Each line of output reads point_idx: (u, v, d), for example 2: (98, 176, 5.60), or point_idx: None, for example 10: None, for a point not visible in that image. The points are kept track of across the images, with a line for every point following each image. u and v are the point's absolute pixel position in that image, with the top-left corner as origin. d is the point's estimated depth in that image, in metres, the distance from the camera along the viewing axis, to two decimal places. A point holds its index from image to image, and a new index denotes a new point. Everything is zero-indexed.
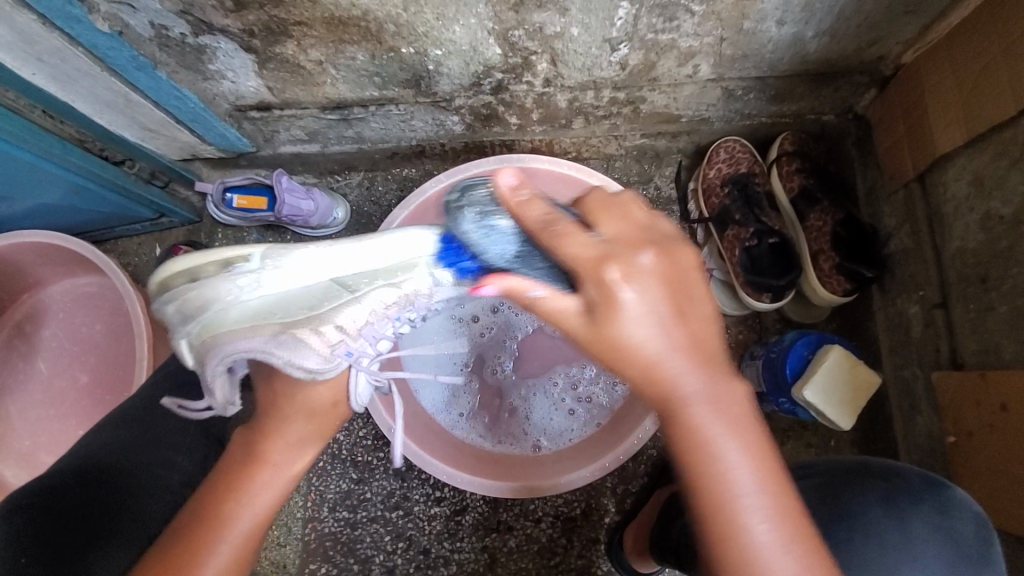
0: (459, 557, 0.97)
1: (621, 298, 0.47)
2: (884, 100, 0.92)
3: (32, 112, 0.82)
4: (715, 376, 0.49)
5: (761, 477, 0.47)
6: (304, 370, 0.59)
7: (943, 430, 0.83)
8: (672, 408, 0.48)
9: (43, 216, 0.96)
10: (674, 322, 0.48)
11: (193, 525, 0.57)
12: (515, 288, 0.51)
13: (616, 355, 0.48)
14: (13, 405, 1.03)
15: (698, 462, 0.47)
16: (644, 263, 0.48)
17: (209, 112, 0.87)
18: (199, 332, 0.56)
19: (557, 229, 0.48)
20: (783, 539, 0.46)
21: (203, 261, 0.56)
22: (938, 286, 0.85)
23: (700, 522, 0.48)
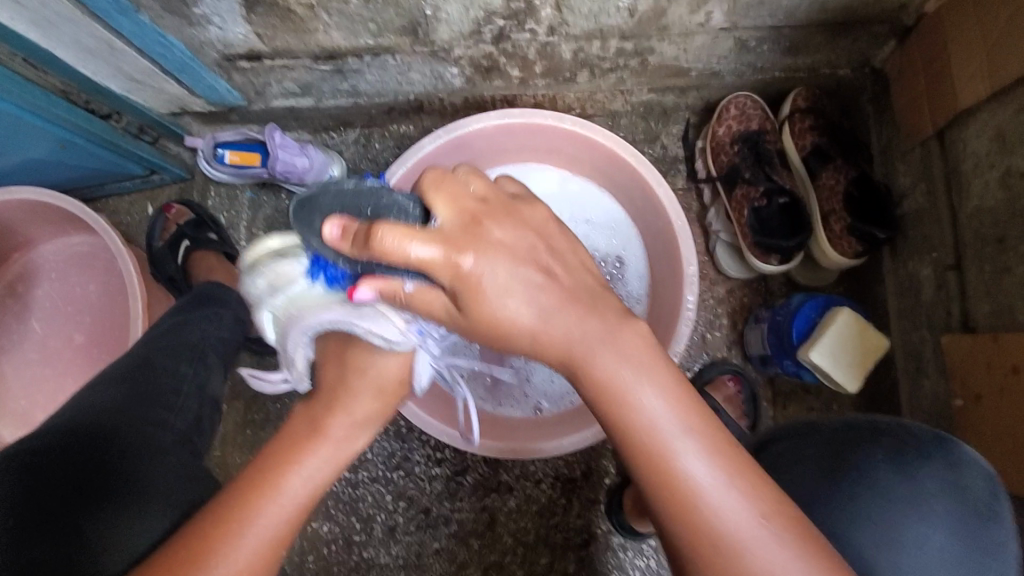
0: (459, 516, 0.98)
1: (474, 274, 0.49)
2: (905, 53, 0.88)
3: (13, 61, 0.78)
4: (611, 319, 0.52)
5: (676, 408, 0.50)
6: (384, 340, 0.57)
7: (950, 392, 0.82)
8: (581, 368, 0.51)
9: (28, 172, 0.93)
10: (544, 283, 0.51)
11: (245, 492, 0.53)
12: (387, 286, 0.51)
13: (501, 331, 0.51)
14: (10, 364, 1.02)
15: (609, 412, 0.51)
16: (495, 237, 0.50)
17: (197, 62, 0.83)
18: (283, 305, 0.59)
19: (371, 232, 0.46)
20: (715, 470, 0.48)
21: (284, 242, 0.61)
22: (953, 247, 0.83)
23: (640, 476, 0.50)
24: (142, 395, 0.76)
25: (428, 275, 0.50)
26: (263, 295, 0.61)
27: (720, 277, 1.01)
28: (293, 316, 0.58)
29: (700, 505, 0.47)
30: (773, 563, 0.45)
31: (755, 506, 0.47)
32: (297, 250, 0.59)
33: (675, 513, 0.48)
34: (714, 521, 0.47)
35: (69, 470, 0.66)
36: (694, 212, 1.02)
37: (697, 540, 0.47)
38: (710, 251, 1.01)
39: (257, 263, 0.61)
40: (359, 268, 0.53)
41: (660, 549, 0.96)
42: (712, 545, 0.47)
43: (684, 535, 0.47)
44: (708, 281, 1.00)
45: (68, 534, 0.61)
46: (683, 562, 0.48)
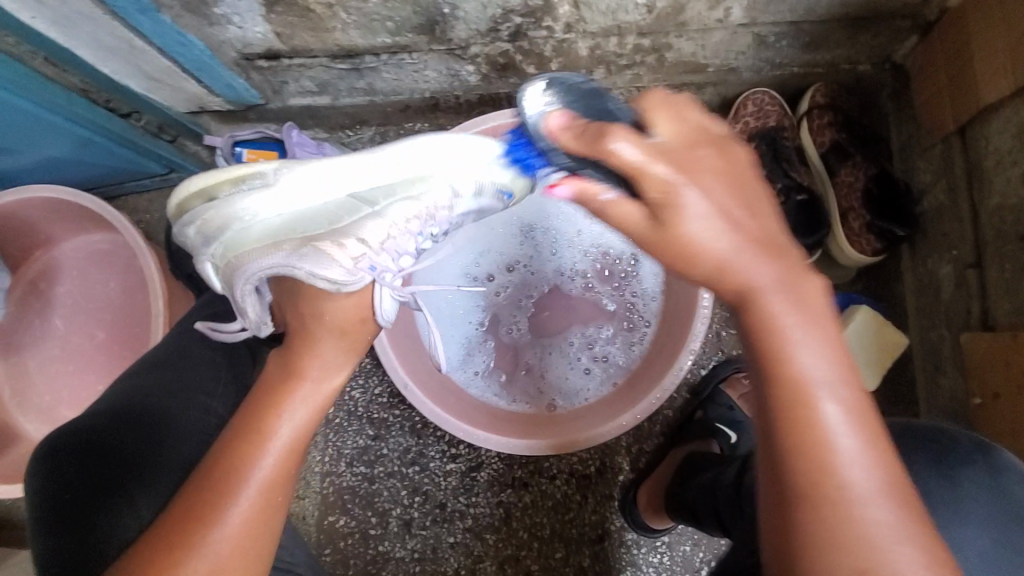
0: (474, 511, 0.99)
1: (683, 202, 0.46)
2: (927, 48, 0.86)
3: (34, 59, 0.79)
4: (790, 263, 0.47)
5: (835, 358, 0.45)
6: (329, 282, 0.55)
7: (968, 391, 0.82)
8: (755, 302, 0.46)
9: (49, 168, 0.95)
10: (726, 215, 0.47)
11: (231, 451, 0.53)
12: (586, 189, 0.48)
13: (680, 253, 0.47)
14: (33, 360, 1.04)
15: (764, 335, 0.46)
16: (703, 156, 0.47)
17: (215, 60, 0.83)
18: (224, 252, 0.58)
19: (605, 134, 0.45)
20: (852, 425, 0.44)
21: (214, 179, 0.59)
22: (973, 245, 0.82)
23: (769, 405, 0.46)
24: (180, 383, 0.74)
25: (632, 185, 0.46)
26: (201, 244, 0.59)
27: None
28: (241, 262, 0.57)
29: (833, 457, 0.43)
30: (882, 530, 0.42)
31: (881, 477, 0.43)
32: (254, 179, 0.59)
33: (808, 455, 0.44)
34: (845, 478, 0.43)
35: (113, 450, 0.68)
36: None
37: (818, 489, 0.43)
38: None
39: (184, 205, 0.61)
40: (560, 167, 0.50)
41: (673, 545, 0.97)
42: (836, 498, 0.43)
43: (797, 473, 0.44)
44: None
45: (107, 514, 0.64)
46: (788, 511, 0.44)
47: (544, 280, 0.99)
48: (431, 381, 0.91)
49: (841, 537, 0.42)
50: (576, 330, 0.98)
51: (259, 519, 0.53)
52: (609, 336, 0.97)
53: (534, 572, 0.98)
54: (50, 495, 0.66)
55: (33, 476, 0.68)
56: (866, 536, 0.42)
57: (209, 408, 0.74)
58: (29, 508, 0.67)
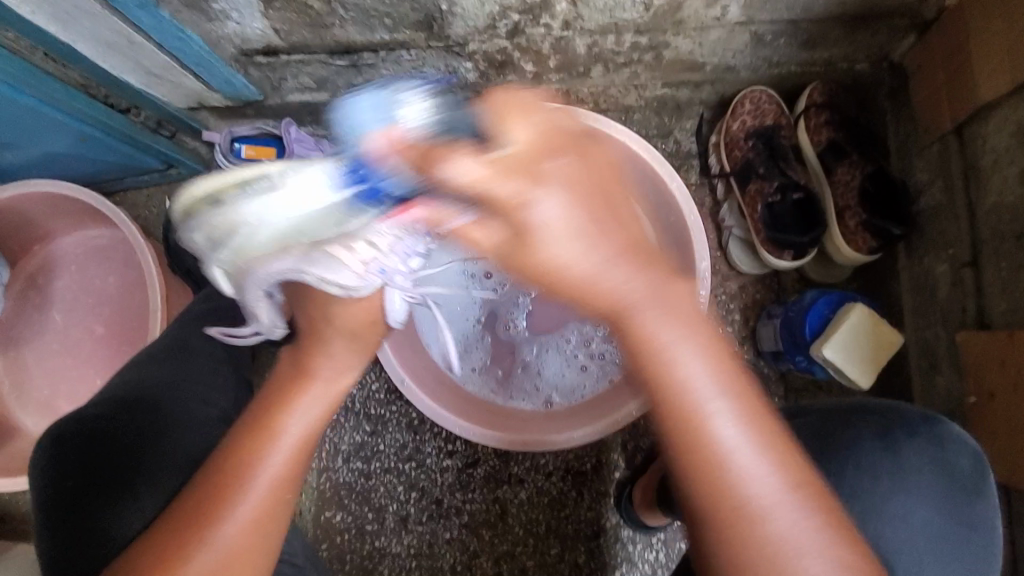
0: (470, 507, 0.99)
1: (541, 223, 0.43)
2: (924, 48, 0.87)
3: (33, 55, 0.80)
4: (657, 273, 0.47)
5: (716, 373, 0.47)
6: (340, 287, 0.54)
7: (963, 390, 0.82)
8: (625, 323, 0.47)
9: (49, 162, 0.95)
10: (597, 233, 0.45)
11: (243, 446, 0.57)
12: (436, 215, 0.45)
13: (541, 276, 0.46)
14: (31, 354, 1.04)
15: (646, 359, 0.47)
16: (555, 171, 0.43)
17: (215, 59, 0.84)
18: (230, 259, 0.48)
19: (436, 156, 0.41)
20: (748, 438, 0.47)
21: (217, 182, 0.44)
22: (969, 244, 0.82)
23: (665, 427, 0.48)
24: (182, 375, 0.75)
25: (491, 211, 0.44)
26: (202, 248, 0.48)
27: (733, 273, 1.00)
28: (245, 272, 0.50)
29: (731, 472, 0.46)
30: (791, 537, 0.45)
31: (785, 481, 0.46)
32: (254, 180, 0.43)
33: (710, 472, 0.46)
34: (748, 491, 0.46)
35: (118, 438, 0.68)
36: (707, 206, 1.02)
37: (725, 506, 0.46)
38: (722, 246, 1.00)
39: (192, 208, 0.45)
40: (392, 193, 0.44)
41: (668, 543, 0.97)
42: (743, 513, 0.46)
43: (701, 488, 0.47)
44: (720, 276, 1.00)
45: (113, 501, 0.64)
46: (705, 527, 0.47)
47: None
48: (429, 377, 0.92)
49: (755, 548, 0.46)
50: (572, 327, 0.99)
51: (270, 513, 0.56)
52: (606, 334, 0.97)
53: (530, 568, 0.98)
54: (53, 482, 0.66)
55: (36, 463, 0.68)
56: (775, 543, 0.45)
57: (208, 399, 0.74)
58: (33, 496, 0.67)
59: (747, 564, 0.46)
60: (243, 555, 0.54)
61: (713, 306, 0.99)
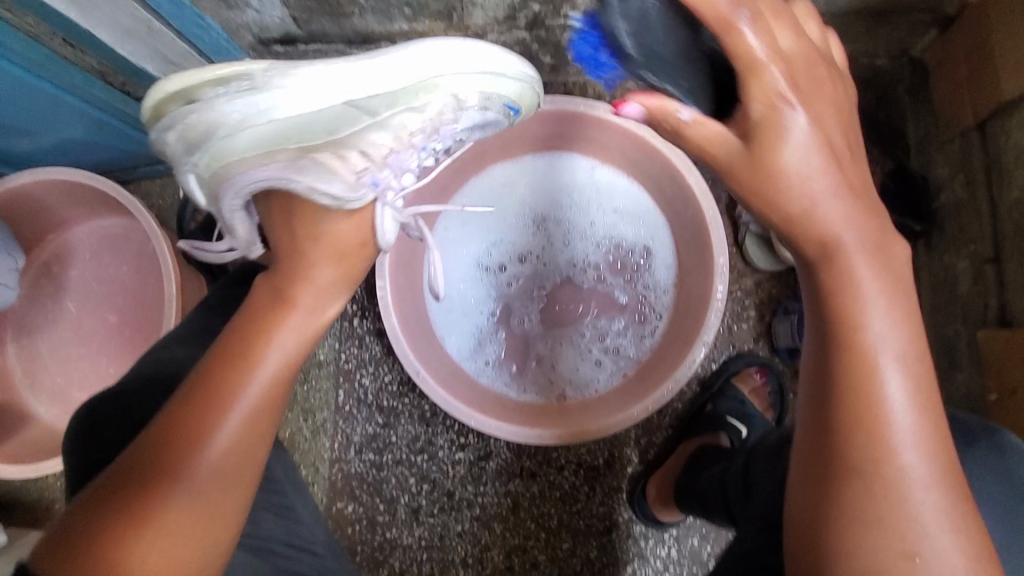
0: (482, 500, 0.99)
1: (790, 126, 0.46)
2: (946, 44, 0.86)
3: (52, 39, 0.75)
4: (877, 226, 0.49)
5: (898, 321, 0.48)
6: (331, 198, 0.58)
7: (985, 387, 0.81)
8: (836, 257, 0.48)
9: (64, 150, 0.95)
10: (841, 172, 0.48)
11: (217, 377, 0.52)
12: (662, 107, 0.47)
13: (777, 194, 0.48)
14: (44, 342, 1.04)
15: (837, 287, 0.48)
16: (822, 109, 0.47)
17: (233, 45, 0.88)
18: (210, 161, 0.58)
19: (728, 23, 0.43)
20: (909, 389, 0.47)
21: (184, 81, 0.56)
22: (992, 240, 0.82)
23: (834, 357, 0.48)
24: (206, 357, 0.73)
25: (744, 116, 0.46)
26: (175, 150, 0.58)
27: (749, 269, 0.99)
28: (230, 174, 0.58)
29: (886, 416, 0.47)
30: (916, 490, 0.46)
31: (933, 463, 0.46)
32: (245, 80, 0.55)
33: (862, 411, 0.47)
34: (902, 455, 0.46)
35: (153, 415, 0.67)
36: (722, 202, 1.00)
37: (872, 462, 0.46)
38: (738, 243, 0.99)
39: (161, 105, 0.56)
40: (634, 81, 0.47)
41: (681, 538, 0.97)
42: (882, 455, 0.46)
43: (846, 424, 0.47)
44: (736, 272, 1.00)
45: None
46: (829, 463, 0.48)
47: (555, 271, 0.99)
48: (443, 369, 0.92)
49: (881, 510, 0.46)
50: (587, 321, 0.99)
51: (246, 445, 0.53)
52: (621, 329, 0.97)
53: (541, 562, 0.98)
54: (89, 458, 0.66)
55: (72, 438, 0.69)
56: (906, 488, 0.46)
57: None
58: (65, 467, 0.69)
59: (873, 524, 0.46)
60: (217, 497, 0.51)
61: (729, 301, 0.99)
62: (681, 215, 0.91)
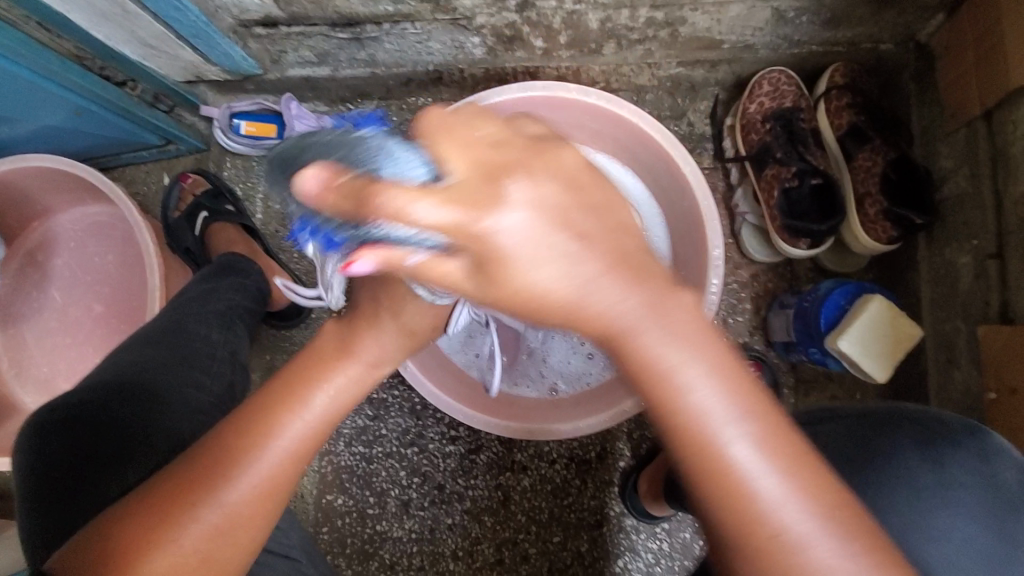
0: (473, 493, 0.98)
1: (507, 243, 0.37)
2: (953, 28, 0.83)
3: (27, 25, 0.77)
4: (655, 288, 0.42)
5: (729, 393, 0.42)
6: (428, 290, 0.46)
7: (983, 385, 0.79)
8: (622, 349, 0.42)
9: (45, 137, 0.93)
10: (585, 250, 0.40)
11: (266, 411, 0.52)
12: (390, 256, 0.37)
13: (538, 306, 0.41)
14: (30, 332, 1.03)
15: (651, 388, 0.43)
16: (518, 194, 0.36)
17: (212, 27, 0.79)
18: (332, 237, 0.43)
19: (371, 191, 0.34)
20: (762, 459, 0.42)
21: (333, 156, 0.41)
22: (995, 234, 0.79)
23: (685, 467, 0.43)
24: (176, 358, 0.72)
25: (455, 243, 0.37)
26: (294, 210, 0.44)
27: (746, 261, 0.98)
28: (344, 250, 0.44)
29: (756, 505, 0.42)
30: (828, 570, 0.41)
31: (812, 503, 0.42)
32: (374, 168, 0.41)
33: (725, 507, 0.42)
34: (767, 516, 0.42)
35: (103, 424, 0.66)
36: (721, 191, 1.00)
37: (752, 542, 0.42)
38: (735, 233, 0.99)
39: (291, 170, 0.42)
40: (346, 237, 0.38)
41: (672, 532, 0.96)
42: (773, 545, 0.41)
43: (723, 524, 0.43)
44: (732, 264, 0.98)
45: (102, 483, 0.62)
46: (729, 558, 0.44)
47: None
48: (432, 363, 0.90)
49: (785, 574, 0.41)
50: None
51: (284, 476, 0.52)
52: None
53: (531, 555, 0.97)
54: (40, 467, 0.65)
55: (25, 448, 0.68)
56: (817, 570, 0.41)
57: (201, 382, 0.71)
58: (16, 477, 0.67)
59: None
60: (245, 524, 0.49)
61: (724, 293, 0.98)
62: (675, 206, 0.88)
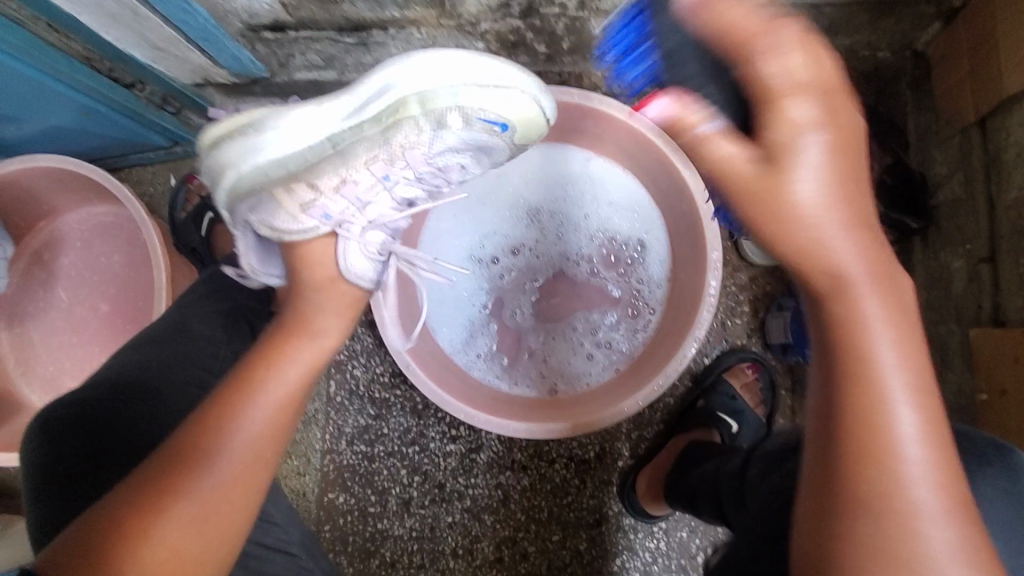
0: (473, 492, 0.99)
1: (799, 133, 0.44)
2: (950, 37, 0.84)
3: (37, 24, 0.78)
4: (874, 257, 0.45)
5: (908, 367, 0.44)
6: (275, 227, 0.64)
7: (975, 387, 0.80)
8: (845, 293, 0.45)
9: (52, 137, 0.94)
10: (837, 187, 0.45)
11: (225, 398, 0.56)
12: (683, 116, 0.47)
13: (779, 227, 0.45)
14: (36, 330, 1.04)
15: (847, 334, 0.45)
16: (802, 113, 0.44)
17: (220, 31, 0.80)
18: (232, 183, 0.61)
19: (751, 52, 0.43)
20: (927, 440, 0.43)
21: (229, 126, 0.60)
22: (987, 239, 0.81)
23: (839, 411, 0.45)
24: (182, 357, 0.73)
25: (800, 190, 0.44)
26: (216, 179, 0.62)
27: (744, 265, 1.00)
28: (246, 196, 0.62)
29: (898, 469, 0.43)
30: (936, 546, 0.41)
31: (941, 486, 0.43)
32: (250, 128, 0.60)
33: (867, 466, 0.43)
34: (904, 483, 0.43)
35: (111, 423, 0.67)
36: None
37: (881, 499, 0.43)
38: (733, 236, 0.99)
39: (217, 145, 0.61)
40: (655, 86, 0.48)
41: (669, 531, 0.97)
42: (899, 507, 0.42)
43: (858, 489, 0.43)
44: (730, 267, 1.00)
45: (111, 481, 0.63)
46: (835, 518, 0.44)
47: (549, 264, 0.98)
48: (433, 363, 0.91)
49: (878, 546, 0.42)
50: (580, 315, 0.98)
51: (247, 462, 0.55)
52: (614, 323, 0.97)
53: (530, 553, 0.98)
54: (51, 466, 0.66)
55: (34, 447, 0.69)
56: (928, 544, 0.42)
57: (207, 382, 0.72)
58: (22, 473, 0.69)
59: (876, 561, 0.42)
60: (219, 506, 0.52)
61: (724, 296, 0.99)
62: (676, 209, 0.89)
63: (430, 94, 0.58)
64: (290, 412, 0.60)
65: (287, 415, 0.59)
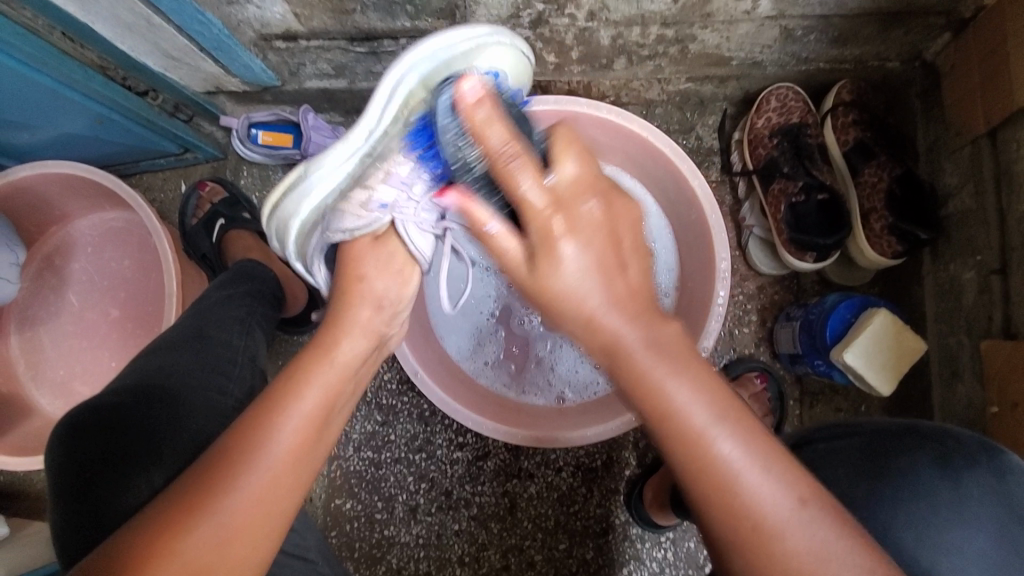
0: (480, 499, 0.99)
1: (561, 253, 0.48)
2: (960, 47, 0.84)
3: (52, 33, 0.78)
4: (651, 323, 0.48)
5: (702, 397, 0.47)
6: (347, 231, 0.65)
7: (986, 399, 0.80)
8: (618, 358, 0.48)
9: (65, 143, 0.95)
10: (601, 278, 0.48)
11: (251, 421, 0.54)
12: (476, 216, 0.52)
13: (555, 304, 0.49)
14: (47, 334, 1.05)
15: (640, 396, 0.47)
16: (567, 252, 0.48)
17: (233, 40, 0.81)
18: (298, 236, 0.65)
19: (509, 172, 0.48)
20: (745, 448, 0.46)
21: (278, 189, 0.62)
22: (998, 251, 0.80)
23: (676, 459, 0.47)
24: (197, 363, 0.74)
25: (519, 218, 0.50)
26: (283, 239, 0.67)
27: (752, 274, 1.00)
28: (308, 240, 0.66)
29: (742, 490, 0.45)
30: (814, 546, 0.43)
31: (789, 486, 0.45)
32: (296, 182, 0.60)
33: (718, 499, 0.45)
34: (754, 502, 0.45)
35: (131, 427, 0.67)
36: (727, 205, 1.02)
37: (744, 526, 0.45)
38: (742, 246, 1.01)
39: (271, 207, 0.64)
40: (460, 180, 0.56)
41: (677, 541, 0.97)
42: (757, 529, 0.44)
43: (717, 515, 0.46)
44: (738, 276, 1.01)
45: (129, 485, 0.64)
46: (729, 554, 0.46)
47: None
48: (441, 371, 0.91)
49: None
50: None
51: (276, 484, 0.53)
52: None
53: (537, 562, 0.98)
54: (71, 468, 0.66)
55: (55, 450, 0.68)
56: (803, 555, 0.43)
57: (224, 389, 0.74)
58: (48, 476, 0.68)
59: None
60: (243, 537, 0.50)
61: (731, 305, 1.00)
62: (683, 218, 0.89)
63: (432, 78, 0.56)
64: (320, 432, 0.58)
65: (310, 445, 0.56)
